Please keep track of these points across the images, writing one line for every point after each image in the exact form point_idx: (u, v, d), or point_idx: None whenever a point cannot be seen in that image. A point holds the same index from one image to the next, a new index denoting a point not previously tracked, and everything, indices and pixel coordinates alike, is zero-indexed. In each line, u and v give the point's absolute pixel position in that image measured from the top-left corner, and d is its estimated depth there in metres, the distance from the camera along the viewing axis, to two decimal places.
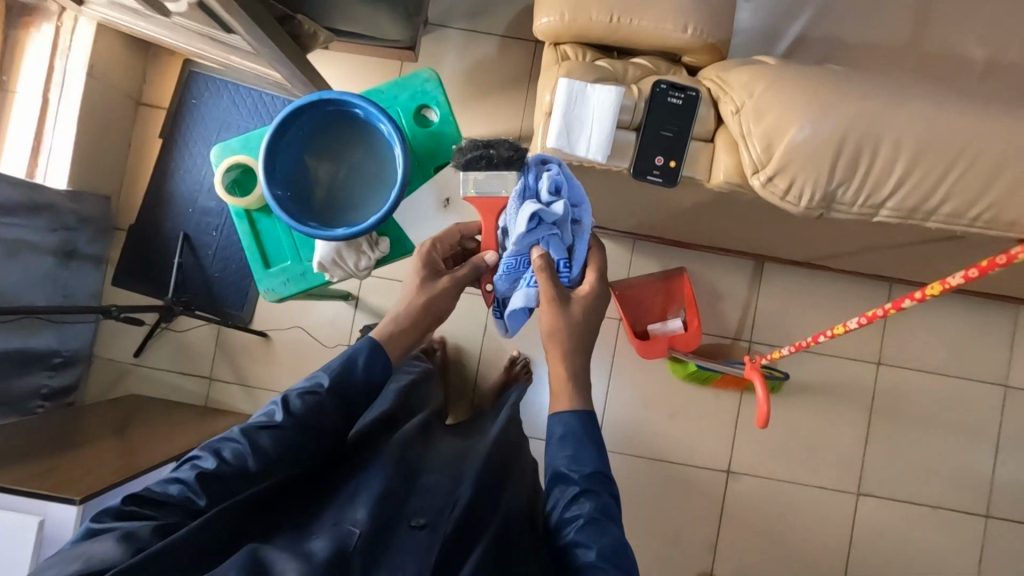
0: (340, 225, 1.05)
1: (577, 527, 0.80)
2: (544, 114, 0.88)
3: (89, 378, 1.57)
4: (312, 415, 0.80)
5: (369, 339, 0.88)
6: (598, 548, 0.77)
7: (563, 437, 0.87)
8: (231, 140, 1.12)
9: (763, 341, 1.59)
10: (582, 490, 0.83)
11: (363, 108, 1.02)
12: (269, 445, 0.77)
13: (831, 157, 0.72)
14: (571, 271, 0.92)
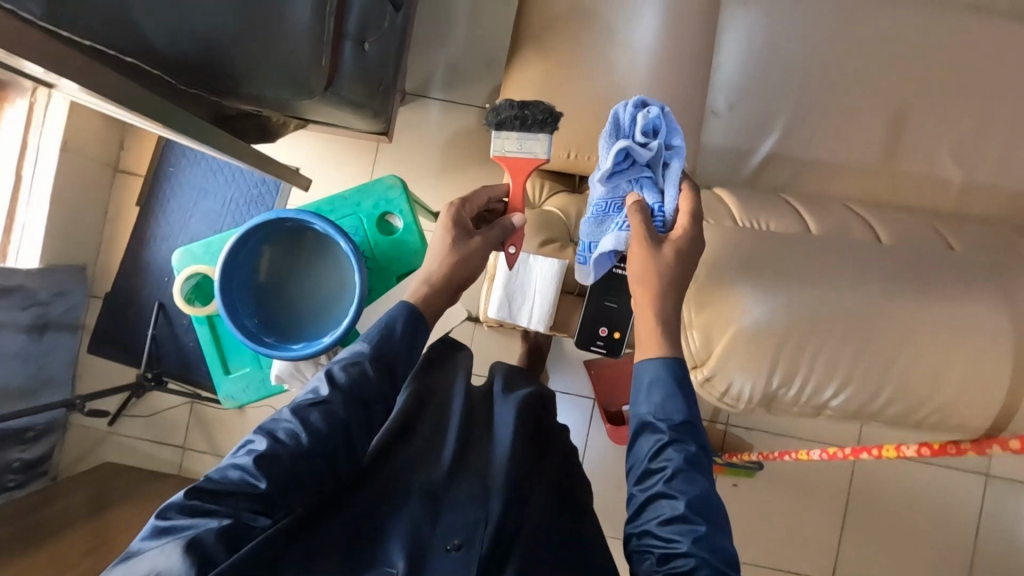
0: (299, 340, 1.04)
1: (662, 479, 0.73)
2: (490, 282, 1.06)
3: (64, 446, 1.58)
4: (359, 382, 0.80)
5: (406, 304, 0.87)
6: (688, 501, 0.72)
7: (652, 382, 0.77)
8: (192, 245, 1.11)
9: (740, 423, 1.57)
10: (671, 440, 0.75)
11: (321, 225, 1.01)
12: (322, 417, 0.76)
13: (766, 362, 0.75)
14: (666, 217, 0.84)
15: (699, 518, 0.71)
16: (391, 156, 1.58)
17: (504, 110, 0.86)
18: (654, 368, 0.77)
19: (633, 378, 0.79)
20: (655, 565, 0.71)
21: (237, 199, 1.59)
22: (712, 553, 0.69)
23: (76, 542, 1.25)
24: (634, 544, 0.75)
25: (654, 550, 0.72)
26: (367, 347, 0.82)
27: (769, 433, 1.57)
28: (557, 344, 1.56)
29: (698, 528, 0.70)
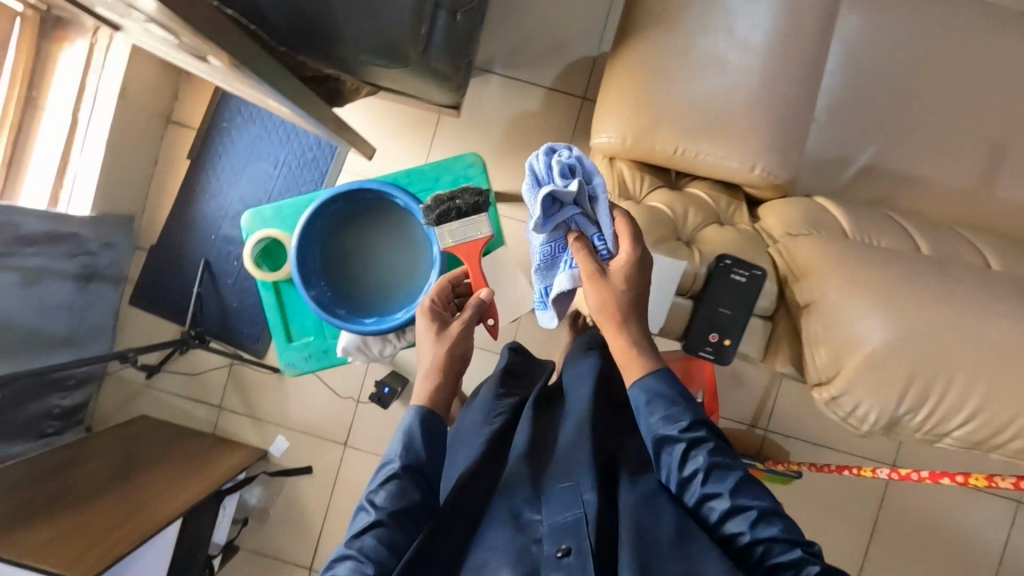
0: (370, 315, 1.02)
1: (701, 482, 0.79)
2: None
3: (100, 396, 1.58)
4: (400, 501, 0.79)
5: (417, 409, 0.85)
6: (729, 491, 0.78)
7: (656, 401, 0.83)
8: (263, 207, 1.08)
9: (779, 431, 1.57)
10: (691, 443, 0.80)
11: (404, 200, 0.99)
12: (376, 544, 0.76)
13: (901, 386, 0.74)
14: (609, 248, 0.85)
15: (748, 500, 0.77)
16: (451, 130, 1.54)
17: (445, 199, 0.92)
18: (654, 388, 0.83)
19: (634, 406, 0.85)
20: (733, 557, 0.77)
21: (290, 162, 1.55)
22: (775, 529, 0.75)
23: (117, 498, 1.23)
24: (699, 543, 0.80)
25: (725, 544, 0.77)
26: (398, 468, 0.81)
27: (805, 443, 1.57)
28: None
29: (751, 512, 0.76)
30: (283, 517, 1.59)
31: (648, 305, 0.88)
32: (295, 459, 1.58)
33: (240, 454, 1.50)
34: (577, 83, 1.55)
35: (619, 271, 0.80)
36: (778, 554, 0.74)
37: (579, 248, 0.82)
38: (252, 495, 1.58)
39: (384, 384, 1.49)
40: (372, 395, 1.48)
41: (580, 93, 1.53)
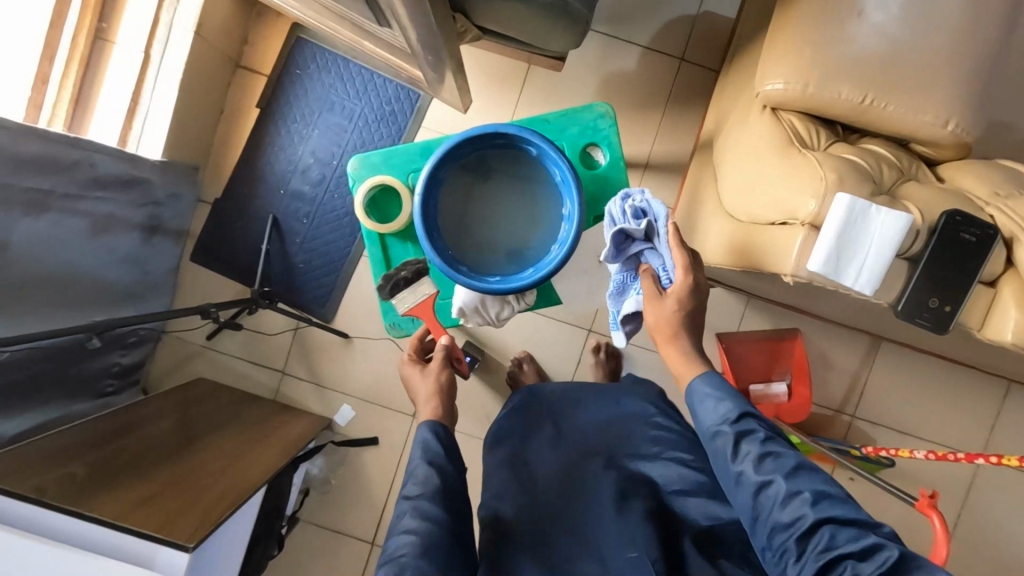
0: (492, 274, 0.94)
1: (758, 470, 0.75)
2: (804, 222, 0.67)
3: (156, 356, 1.50)
4: (432, 485, 0.85)
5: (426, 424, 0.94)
6: (787, 476, 0.74)
7: (710, 395, 0.83)
8: (371, 152, 0.99)
9: (866, 419, 1.50)
10: (739, 431, 0.79)
11: (537, 147, 0.91)
12: (422, 520, 0.80)
13: None
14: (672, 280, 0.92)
15: (809, 485, 0.73)
16: (539, 89, 1.45)
17: (391, 274, 0.97)
18: (711, 387, 0.83)
19: (691, 408, 0.85)
20: (796, 550, 0.71)
21: (366, 115, 1.45)
22: (839, 514, 0.71)
23: (194, 461, 1.12)
24: (764, 543, 0.75)
25: (785, 535, 0.72)
26: (423, 464, 0.88)
27: (894, 432, 1.50)
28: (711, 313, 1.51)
29: (810, 494, 0.72)
30: (345, 489, 1.52)
31: (861, 263, 0.64)
32: (359, 429, 1.51)
33: (306, 421, 1.43)
34: (676, 42, 1.45)
35: (675, 292, 0.88)
36: (845, 539, 0.69)
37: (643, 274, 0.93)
38: (313, 465, 1.51)
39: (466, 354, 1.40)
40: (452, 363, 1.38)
41: (680, 54, 1.43)
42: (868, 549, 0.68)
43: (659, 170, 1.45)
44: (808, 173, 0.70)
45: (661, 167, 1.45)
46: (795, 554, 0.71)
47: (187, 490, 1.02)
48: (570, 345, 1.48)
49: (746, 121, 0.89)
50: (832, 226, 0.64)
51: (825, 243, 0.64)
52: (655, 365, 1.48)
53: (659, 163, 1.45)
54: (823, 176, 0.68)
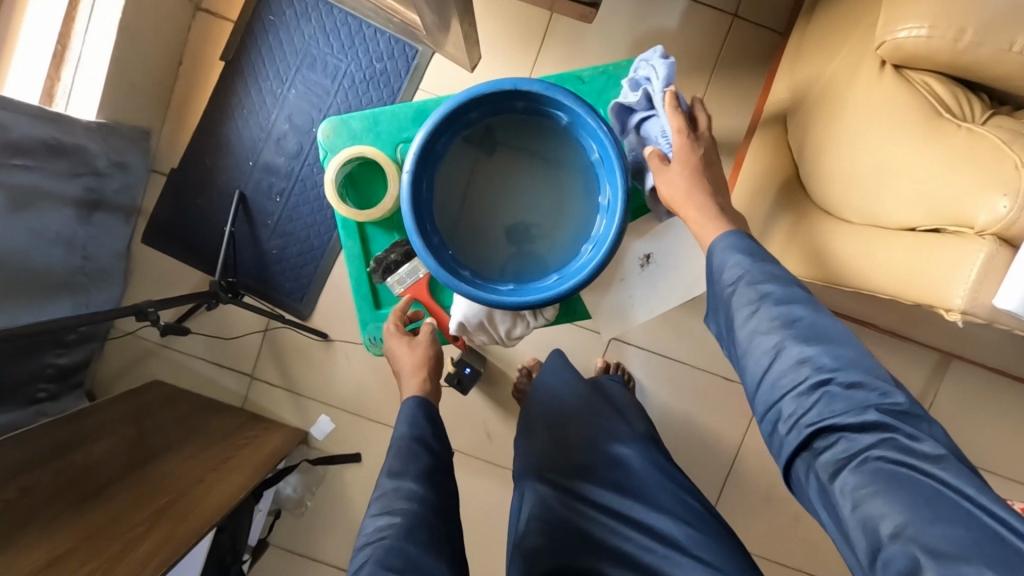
0: (507, 276, 0.72)
1: (759, 334, 0.66)
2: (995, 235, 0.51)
3: (103, 355, 1.28)
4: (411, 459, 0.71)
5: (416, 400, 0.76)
6: (794, 340, 0.63)
7: (722, 249, 0.71)
8: (351, 116, 0.76)
9: None
10: (754, 289, 0.67)
11: (570, 113, 0.68)
12: (408, 500, 0.66)
13: None
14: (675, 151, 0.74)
15: (819, 350, 0.62)
16: (560, 48, 1.21)
17: (380, 256, 0.77)
18: (724, 242, 0.70)
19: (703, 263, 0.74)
20: (787, 412, 0.62)
21: (352, 74, 1.21)
22: (847, 384, 0.60)
23: (134, 499, 0.91)
24: (756, 402, 0.67)
25: (779, 397, 0.63)
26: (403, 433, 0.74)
27: None
28: None
29: (816, 358, 0.62)
30: (323, 511, 1.31)
31: None
32: (339, 444, 1.30)
33: (276, 435, 1.21)
34: None
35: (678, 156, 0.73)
36: (844, 410, 0.59)
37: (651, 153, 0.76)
38: (286, 485, 1.30)
39: (465, 364, 1.17)
40: (449, 376, 1.16)
41: (732, 10, 1.18)
42: (868, 424, 0.58)
43: None
44: (992, 161, 0.52)
45: None
46: (787, 419, 0.62)
47: (109, 546, 0.81)
48: (589, 354, 1.26)
49: (852, 82, 0.65)
50: None
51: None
52: (688, 380, 1.26)
53: None
54: (1017, 164, 0.51)
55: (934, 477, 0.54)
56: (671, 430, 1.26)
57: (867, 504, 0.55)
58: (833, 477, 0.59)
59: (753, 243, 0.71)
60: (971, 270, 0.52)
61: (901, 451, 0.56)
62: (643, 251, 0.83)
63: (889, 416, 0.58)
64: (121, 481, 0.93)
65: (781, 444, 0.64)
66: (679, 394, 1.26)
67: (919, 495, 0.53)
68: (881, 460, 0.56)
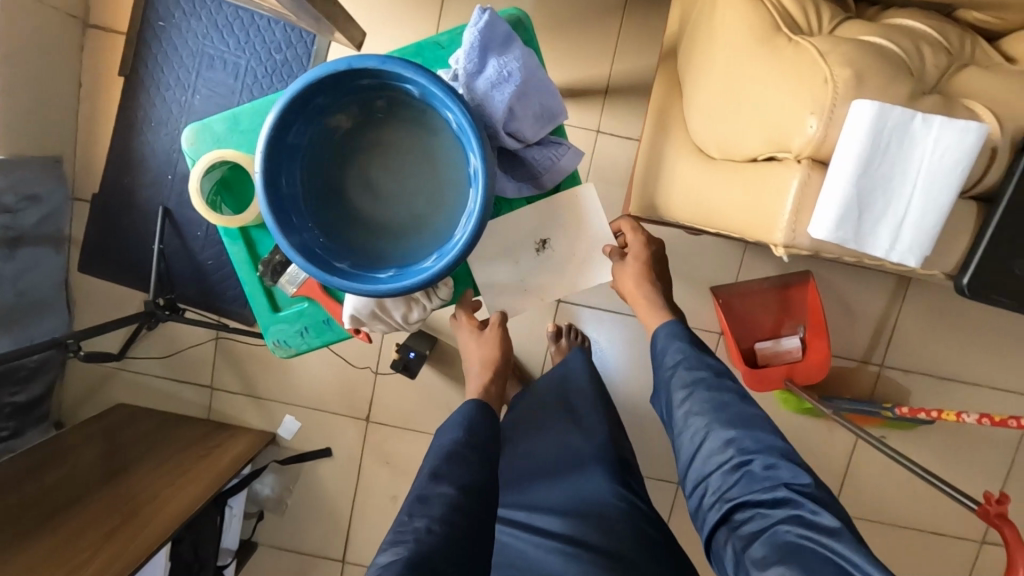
0: (387, 267, 0.69)
1: (693, 418, 0.74)
2: (812, 161, 0.51)
3: (65, 385, 1.30)
4: (457, 465, 0.73)
5: (473, 404, 0.83)
6: (722, 424, 0.71)
7: (666, 337, 0.81)
8: (212, 118, 0.73)
9: (897, 366, 1.26)
10: (691, 379, 0.76)
11: (419, 86, 0.64)
12: (445, 502, 0.68)
13: None
14: (538, 118, 0.68)
15: (742, 433, 0.70)
16: (462, 8, 1.15)
17: (267, 258, 0.75)
18: (667, 333, 0.81)
19: (650, 350, 0.84)
20: (712, 488, 0.69)
21: (254, 69, 1.17)
22: (765, 466, 0.67)
23: (90, 518, 0.96)
24: (686, 479, 0.74)
25: (707, 474, 0.70)
26: (460, 434, 0.78)
27: (929, 378, 1.26)
28: (701, 267, 1.26)
29: (737, 440, 0.69)
30: (304, 507, 1.34)
31: (881, 209, 0.49)
32: (308, 440, 1.32)
33: (241, 441, 1.23)
34: None
35: (551, 119, 0.70)
36: (758, 490, 0.65)
37: (521, 123, 0.67)
38: (264, 485, 1.33)
39: (410, 349, 1.17)
40: (394, 362, 1.15)
41: None
42: (779, 500, 0.64)
43: (625, 95, 1.16)
44: (806, 75, 0.50)
45: (625, 92, 1.16)
46: (711, 494, 0.69)
47: (61, 569, 0.86)
48: (540, 320, 1.25)
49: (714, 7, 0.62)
50: (847, 166, 0.48)
51: (841, 190, 0.48)
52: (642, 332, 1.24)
53: (624, 87, 1.16)
54: (826, 79, 0.49)
55: (834, 549, 0.58)
56: (631, 386, 1.25)
57: (769, 572, 0.59)
58: (747, 548, 0.63)
59: (696, 338, 0.81)
60: (789, 197, 0.52)
61: (807, 526, 0.61)
62: (540, 235, 0.76)
63: (797, 494, 0.64)
64: (79, 502, 0.99)
65: (705, 520, 0.70)
66: (633, 347, 1.25)
67: (818, 570, 0.57)
68: (788, 534, 0.61)
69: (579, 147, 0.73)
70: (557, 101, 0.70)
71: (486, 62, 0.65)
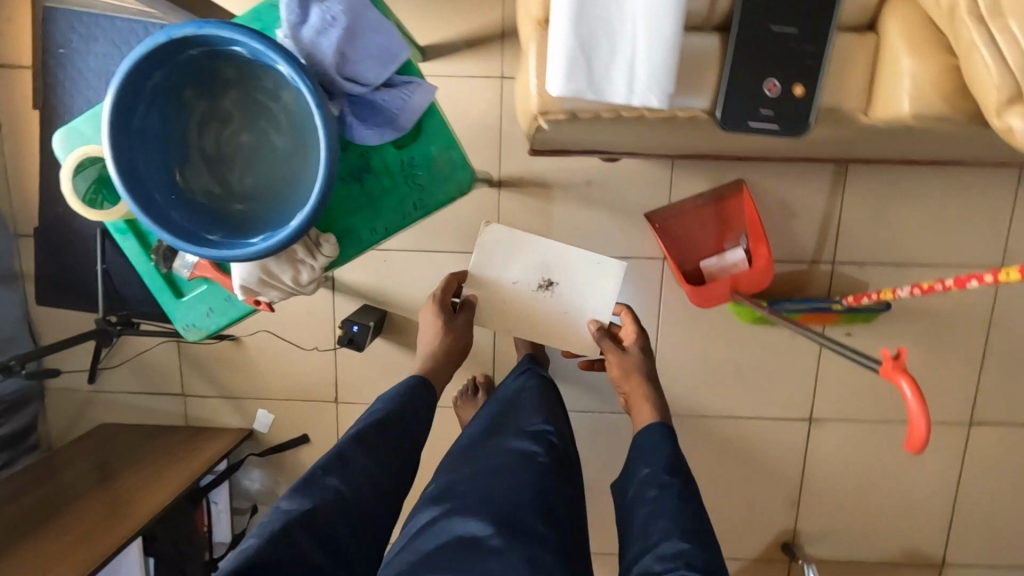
0: (258, 234, 0.70)
1: (654, 516, 0.84)
2: (537, 23, 0.67)
3: (49, 416, 1.36)
4: (384, 432, 0.90)
5: (417, 379, 1.02)
6: (677, 531, 0.80)
7: (654, 439, 0.95)
8: (76, 119, 0.75)
9: (849, 261, 1.24)
10: (661, 483, 0.88)
11: (244, 47, 0.64)
12: (367, 456, 0.86)
13: None
14: (380, 61, 0.69)
15: (692, 545, 0.78)
16: None
17: (158, 245, 0.78)
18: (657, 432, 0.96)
19: (634, 445, 0.98)
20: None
21: None
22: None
23: (69, 523, 1.10)
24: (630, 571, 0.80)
25: (649, 564, 0.77)
26: (396, 403, 0.95)
27: (884, 268, 1.23)
28: (633, 196, 1.24)
29: (685, 545, 0.78)
30: None
31: (597, 52, 0.61)
32: (284, 431, 1.35)
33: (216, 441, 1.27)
34: None
35: (394, 59, 0.69)
36: None
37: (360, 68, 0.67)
38: (252, 481, 1.37)
39: (352, 323, 1.18)
40: (339, 339, 1.17)
41: None
42: None
43: None
44: None
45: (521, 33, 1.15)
46: None
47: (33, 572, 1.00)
48: None
49: None
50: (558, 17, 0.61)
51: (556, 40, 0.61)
52: None
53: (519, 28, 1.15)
54: None
55: None
56: None
57: None
58: None
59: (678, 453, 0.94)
60: (532, 59, 0.68)
61: None
62: (551, 279, 1.12)
63: None
64: (63, 507, 1.13)
65: None
66: None
67: None
68: None
69: (429, 83, 0.72)
70: (397, 40, 0.70)
71: (309, 9, 0.65)
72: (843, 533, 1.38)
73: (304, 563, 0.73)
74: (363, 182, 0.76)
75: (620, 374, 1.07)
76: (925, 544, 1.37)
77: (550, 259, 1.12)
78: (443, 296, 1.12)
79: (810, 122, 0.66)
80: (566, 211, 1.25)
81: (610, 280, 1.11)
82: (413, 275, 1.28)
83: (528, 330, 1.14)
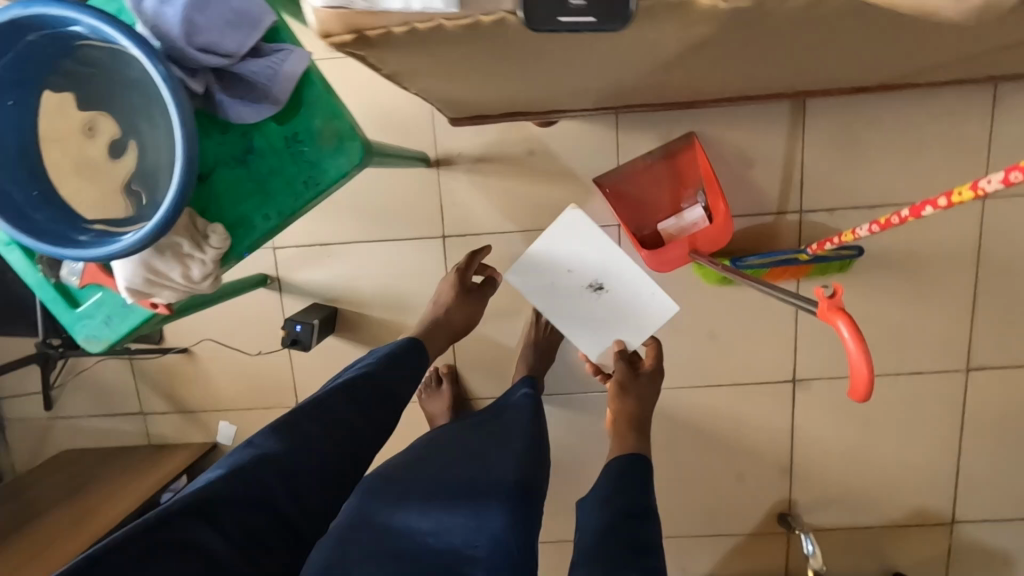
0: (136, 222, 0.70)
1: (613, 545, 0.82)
2: None
3: (11, 447, 1.34)
4: (371, 384, 0.87)
5: (411, 342, 1.00)
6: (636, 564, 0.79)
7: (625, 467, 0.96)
8: None
9: (816, 207, 1.16)
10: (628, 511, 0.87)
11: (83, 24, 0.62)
12: (354, 403, 0.83)
13: None
14: (241, 27, 0.63)
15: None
16: None
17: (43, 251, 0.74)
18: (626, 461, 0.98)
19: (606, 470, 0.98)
20: None
21: None
22: None
23: (21, 548, 1.09)
24: None
25: None
26: (382, 359, 0.93)
27: (856, 210, 1.15)
28: (579, 162, 1.17)
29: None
30: None
31: None
32: None
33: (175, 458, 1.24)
34: None
35: (254, 21, 0.64)
36: None
37: (215, 37, 0.62)
38: None
39: (295, 322, 1.14)
40: (283, 340, 1.13)
41: None
42: None
43: None
44: None
45: None
46: None
47: None
48: (431, 262, 1.22)
49: None
50: None
51: None
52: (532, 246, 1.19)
53: None
54: None
55: None
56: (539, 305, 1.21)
57: None
58: None
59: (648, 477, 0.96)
60: None
61: None
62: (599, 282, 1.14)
63: None
64: (18, 531, 1.12)
65: None
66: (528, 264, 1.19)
67: None
68: None
69: (300, 49, 0.66)
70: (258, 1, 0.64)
71: None
72: (840, 498, 1.30)
73: (268, 502, 0.69)
74: (249, 165, 0.71)
75: (617, 390, 1.11)
76: (930, 501, 1.29)
77: (614, 267, 1.13)
78: (462, 276, 1.15)
79: (634, 9, 0.45)
80: (512, 185, 1.19)
81: (653, 321, 1.13)
82: (359, 267, 1.23)
83: (558, 312, 1.15)
